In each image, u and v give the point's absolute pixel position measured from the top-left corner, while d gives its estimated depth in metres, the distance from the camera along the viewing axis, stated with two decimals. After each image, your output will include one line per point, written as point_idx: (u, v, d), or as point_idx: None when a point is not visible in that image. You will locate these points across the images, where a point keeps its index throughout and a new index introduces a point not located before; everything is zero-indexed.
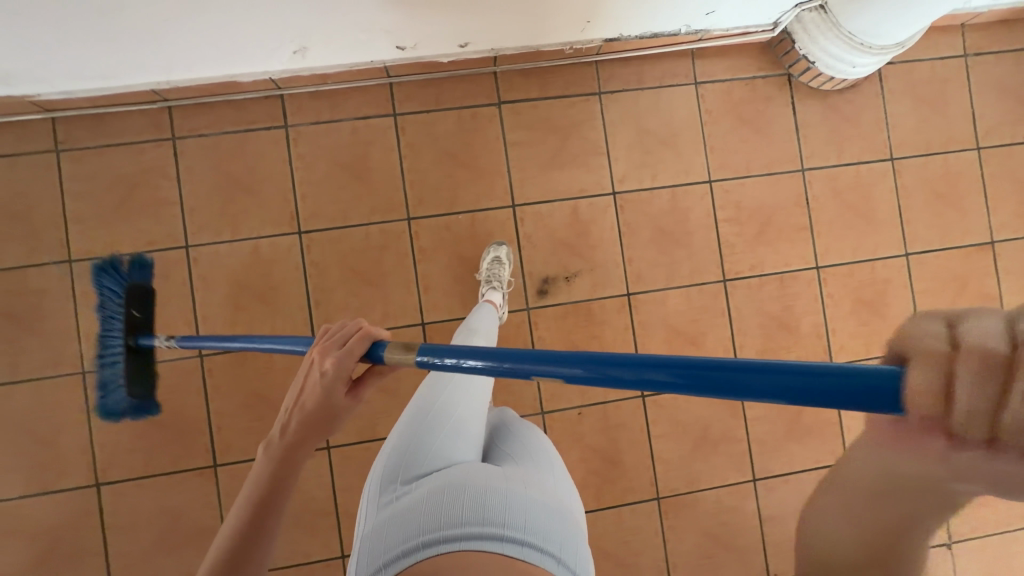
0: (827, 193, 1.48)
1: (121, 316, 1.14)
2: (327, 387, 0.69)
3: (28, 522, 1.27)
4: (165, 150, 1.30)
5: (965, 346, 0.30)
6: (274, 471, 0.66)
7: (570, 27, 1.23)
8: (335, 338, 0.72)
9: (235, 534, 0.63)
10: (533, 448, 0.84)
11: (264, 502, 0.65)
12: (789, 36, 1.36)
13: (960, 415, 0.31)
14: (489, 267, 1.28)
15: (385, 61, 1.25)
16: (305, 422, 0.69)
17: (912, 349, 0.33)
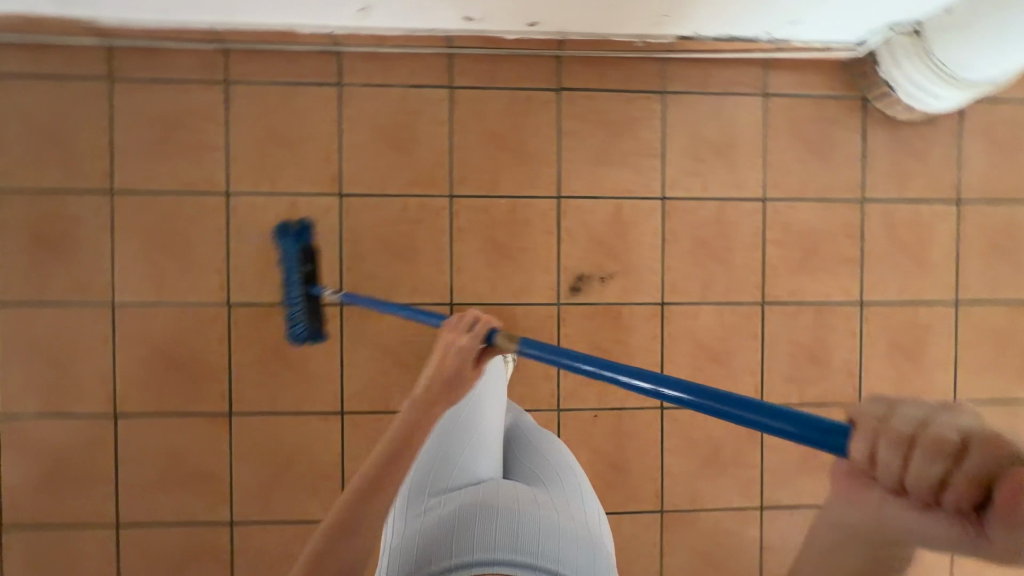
0: (884, 228, 1.40)
1: (296, 271, 1.24)
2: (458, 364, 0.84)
3: (38, 444, 1.26)
4: (214, 92, 1.26)
5: (890, 423, 0.39)
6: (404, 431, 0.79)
7: (645, 19, 1.17)
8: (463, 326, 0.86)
9: (366, 479, 0.75)
10: (552, 469, 0.94)
11: (393, 458, 0.76)
12: (873, 57, 1.30)
13: (883, 473, 0.40)
14: None
15: (449, 31, 1.22)
16: (439, 393, 0.83)
17: (856, 419, 0.42)
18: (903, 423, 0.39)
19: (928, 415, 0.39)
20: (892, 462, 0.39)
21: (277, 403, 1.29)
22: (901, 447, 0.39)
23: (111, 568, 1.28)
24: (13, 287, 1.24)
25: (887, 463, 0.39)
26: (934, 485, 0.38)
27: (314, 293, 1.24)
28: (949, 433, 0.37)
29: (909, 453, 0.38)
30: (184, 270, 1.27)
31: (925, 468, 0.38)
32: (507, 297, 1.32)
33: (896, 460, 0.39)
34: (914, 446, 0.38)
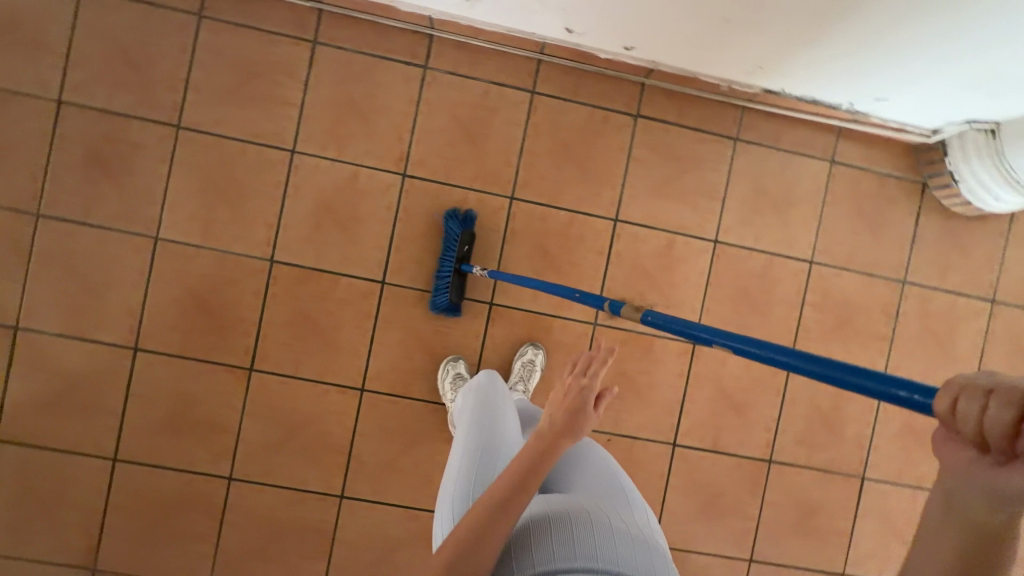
0: (919, 311, 1.43)
1: (455, 250, 1.25)
2: (581, 402, 0.67)
3: (51, 362, 1.24)
4: (300, 50, 1.26)
5: (992, 387, 0.36)
6: (521, 478, 0.63)
7: (739, 67, 1.18)
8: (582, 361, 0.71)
9: (470, 534, 0.61)
10: (600, 468, 0.87)
11: (502, 508, 0.62)
12: (943, 147, 1.32)
13: (976, 427, 0.36)
14: (451, 385, 1.22)
15: (545, 38, 1.22)
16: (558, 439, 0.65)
17: (958, 388, 0.37)
18: (991, 379, 0.36)
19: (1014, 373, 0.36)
20: (972, 413, 0.36)
21: (299, 367, 1.28)
22: (979, 397, 0.36)
23: (98, 501, 1.25)
24: (61, 200, 1.23)
25: (966, 412, 0.37)
26: (1011, 434, 0.35)
27: (465, 270, 1.24)
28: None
29: (988, 403, 0.36)
30: (235, 218, 1.26)
31: (1002, 417, 0.35)
32: (545, 307, 1.32)
33: (980, 413, 0.36)
34: (990, 395, 0.35)
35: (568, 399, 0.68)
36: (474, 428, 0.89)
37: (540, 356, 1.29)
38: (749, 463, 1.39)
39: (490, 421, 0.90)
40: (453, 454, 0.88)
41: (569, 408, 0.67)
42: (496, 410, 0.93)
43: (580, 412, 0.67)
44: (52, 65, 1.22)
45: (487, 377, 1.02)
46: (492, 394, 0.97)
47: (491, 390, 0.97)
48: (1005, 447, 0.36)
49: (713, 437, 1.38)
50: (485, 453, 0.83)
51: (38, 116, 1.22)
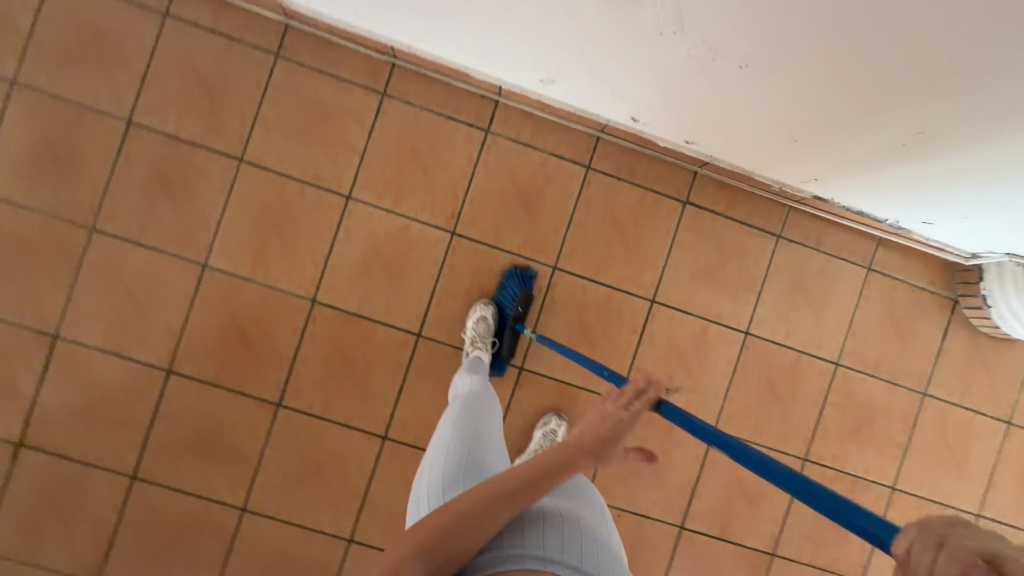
0: (936, 424, 1.45)
1: (510, 308, 1.28)
2: (614, 434, 0.61)
3: (89, 372, 1.26)
4: (370, 100, 1.29)
5: (949, 540, 0.33)
6: (533, 474, 0.59)
7: (794, 175, 1.20)
8: (628, 399, 0.62)
9: (466, 513, 0.57)
10: (586, 483, 0.84)
11: (510, 497, 0.58)
12: (980, 271, 1.35)
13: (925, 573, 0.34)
14: (475, 326, 1.25)
15: (609, 120, 1.24)
16: (580, 451, 0.60)
17: (919, 530, 0.35)
18: (948, 530, 0.34)
19: (980, 533, 0.33)
20: (923, 561, 0.34)
21: (327, 408, 1.30)
22: (931, 547, 0.34)
23: (112, 515, 1.27)
24: (119, 218, 1.26)
25: (918, 561, 0.34)
26: None
27: (517, 329, 1.28)
28: (979, 548, 0.32)
29: (941, 557, 0.33)
30: (284, 254, 1.29)
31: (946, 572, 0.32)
32: (574, 377, 1.34)
33: (927, 562, 0.34)
34: (941, 547, 0.33)
35: (602, 425, 0.61)
36: (468, 420, 0.88)
37: (562, 429, 1.29)
38: (752, 553, 1.40)
39: (482, 418, 0.90)
40: (444, 436, 0.86)
41: (600, 431, 0.61)
42: (486, 409, 0.93)
43: (611, 441, 0.60)
44: (129, 85, 1.25)
45: (482, 382, 1.02)
46: (486, 395, 0.97)
47: (486, 392, 0.98)
48: None
49: (721, 523, 1.39)
50: (473, 448, 0.83)
51: (108, 134, 1.26)
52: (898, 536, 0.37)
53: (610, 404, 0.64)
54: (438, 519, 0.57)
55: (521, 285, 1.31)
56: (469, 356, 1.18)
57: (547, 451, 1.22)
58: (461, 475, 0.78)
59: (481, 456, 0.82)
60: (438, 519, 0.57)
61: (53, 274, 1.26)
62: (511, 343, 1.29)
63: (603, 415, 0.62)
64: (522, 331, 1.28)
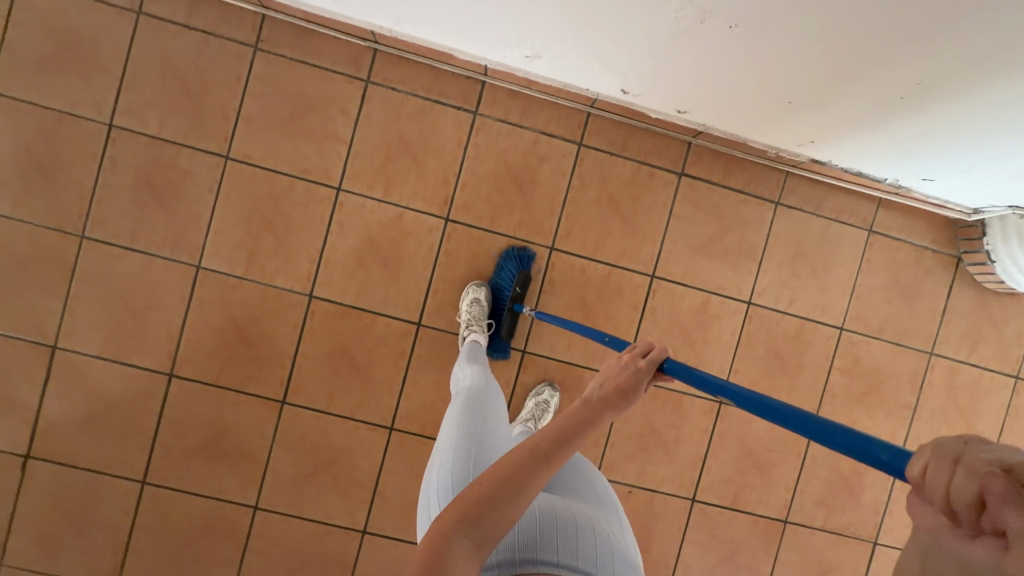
0: (944, 383, 1.44)
1: (508, 289, 1.27)
2: (635, 385, 0.57)
3: (91, 381, 1.26)
4: (354, 88, 1.26)
5: (969, 456, 0.30)
6: (561, 431, 0.55)
7: (790, 139, 1.18)
8: (641, 350, 0.60)
9: (496, 481, 0.52)
10: (597, 480, 0.85)
11: (546, 460, 0.54)
12: (983, 227, 1.33)
13: (946, 492, 0.31)
14: (469, 310, 1.25)
15: (599, 95, 1.21)
16: (605, 405, 0.56)
17: (931, 448, 0.33)
18: (962, 445, 0.32)
19: (996, 447, 0.31)
20: (939, 481, 0.31)
21: (332, 402, 1.29)
22: (946, 465, 0.31)
23: (125, 521, 1.27)
24: (107, 224, 1.25)
25: (934, 480, 0.32)
26: (979, 514, 0.29)
27: (516, 310, 1.27)
28: (995, 458, 0.29)
29: (956, 473, 0.31)
30: (278, 251, 1.27)
31: (968, 488, 0.29)
32: (578, 358, 1.33)
33: (944, 482, 0.31)
34: (958, 463, 0.31)
35: (621, 376, 0.58)
36: (473, 417, 0.87)
37: (555, 399, 1.29)
38: (765, 522, 1.40)
39: (486, 417, 0.88)
40: (453, 431, 0.84)
41: (620, 383, 0.57)
42: (490, 409, 0.91)
43: (632, 394, 0.56)
44: (107, 87, 1.23)
45: (483, 373, 1.03)
46: (489, 391, 0.96)
47: (489, 387, 0.97)
48: (978, 528, 0.29)
49: (733, 494, 1.39)
50: (479, 444, 0.82)
51: (89, 138, 1.23)
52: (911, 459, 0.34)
53: (627, 355, 0.60)
54: (467, 494, 0.52)
55: (518, 265, 1.29)
56: (465, 339, 1.19)
57: (537, 420, 1.22)
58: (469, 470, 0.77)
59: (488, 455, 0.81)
60: (469, 494, 0.52)
61: (45, 284, 1.25)
62: (512, 323, 1.27)
63: (620, 365, 0.59)
64: (521, 312, 1.27)
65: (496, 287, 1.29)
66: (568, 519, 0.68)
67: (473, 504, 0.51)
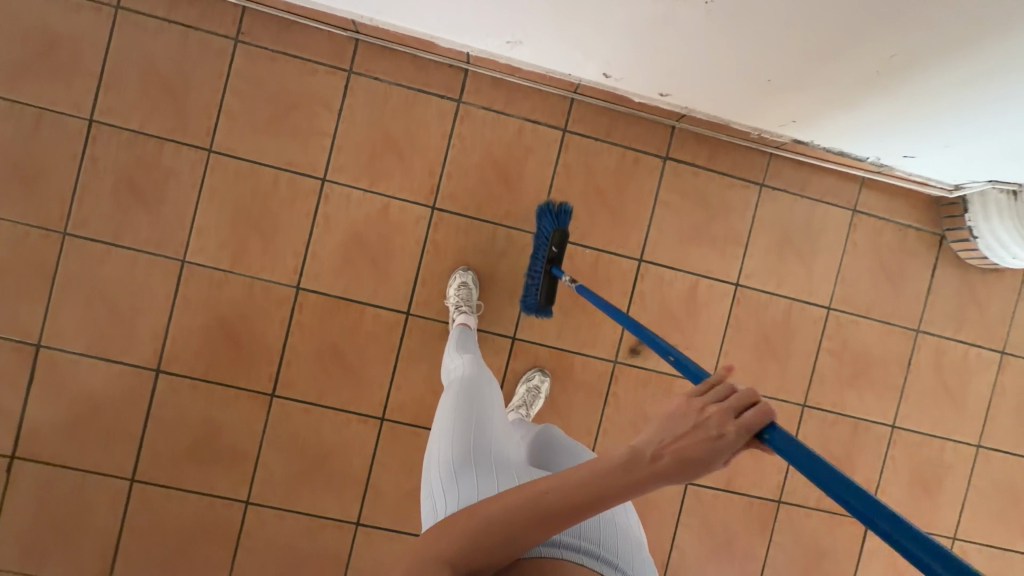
0: (931, 362, 1.45)
1: (544, 251, 1.21)
2: (708, 460, 0.48)
3: (77, 381, 1.24)
4: (337, 80, 1.26)
5: None
6: (581, 493, 0.51)
7: (771, 119, 1.19)
8: (729, 405, 0.50)
9: (495, 527, 0.52)
10: None
11: (546, 521, 0.51)
12: (963, 204, 1.35)
13: None
14: (457, 293, 1.25)
15: (581, 79, 1.22)
16: (650, 476, 0.49)
17: None
18: None
19: None
20: None
21: (323, 396, 1.29)
22: None
23: (115, 521, 1.26)
24: (90, 222, 1.24)
25: None
26: None
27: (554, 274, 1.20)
28: None
29: None
30: (265, 246, 1.27)
31: None
32: (568, 344, 1.34)
33: None
34: None
35: (690, 440, 0.49)
36: (471, 412, 0.85)
37: (545, 383, 1.30)
38: (760, 504, 1.40)
39: (484, 409, 0.87)
40: (452, 427, 0.82)
41: (683, 452, 0.48)
42: (486, 401, 0.89)
43: (696, 470, 0.48)
44: (87, 85, 1.22)
45: (476, 362, 1.01)
46: (485, 379, 0.95)
47: (485, 375, 0.97)
48: None
49: (726, 477, 1.40)
50: (480, 431, 0.82)
51: (71, 136, 1.23)
52: None
53: (712, 411, 0.49)
54: (456, 528, 0.53)
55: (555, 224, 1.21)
56: (454, 324, 1.18)
57: (529, 407, 1.23)
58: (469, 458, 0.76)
59: (487, 441, 0.81)
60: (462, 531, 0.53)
61: (29, 285, 1.23)
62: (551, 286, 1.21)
63: (693, 425, 0.49)
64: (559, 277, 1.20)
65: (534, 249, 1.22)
66: None
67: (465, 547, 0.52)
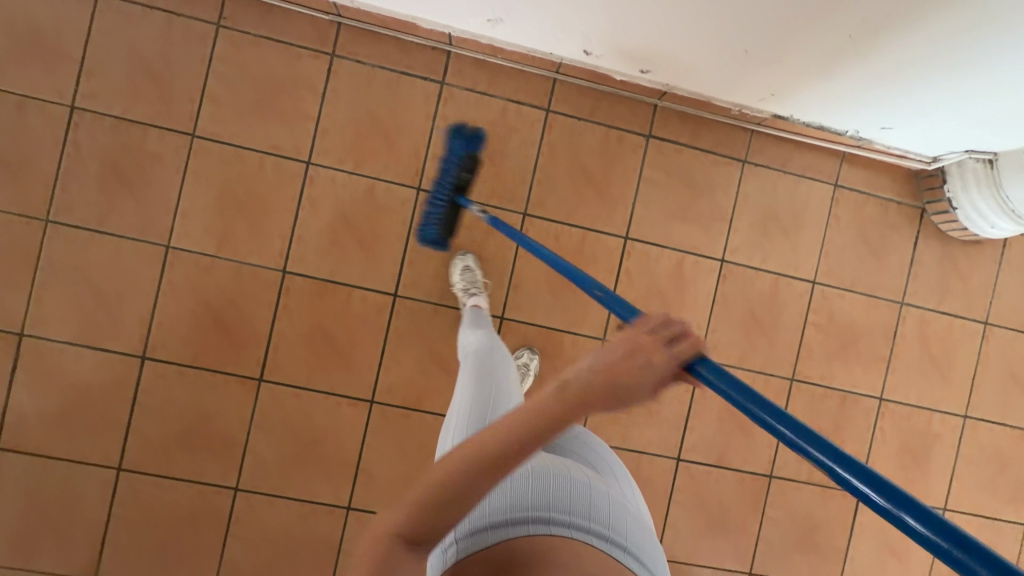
0: (916, 334, 1.47)
1: (452, 177, 1.13)
2: (634, 385, 0.47)
3: (61, 369, 1.23)
4: (320, 64, 1.26)
5: None
6: (517, 441, 0.47)
7: (751, 93, 1.21)
8: (666, 334, 0.50)
9: (438, 493, 0.48)
10: (608, 457, 0.86)
11: (491, 469, 0.47)
12: (941, 176, 1.37)
13: None
14: (462, 276, 1.26)
15: (563, 58, 1.23)
16: (581, 409, 0.46)
17: None
18: None
19: None
20: None
21: (311, 379, 1.28)
22: None
23: (102, 511, 1.24)
24: (73, 208, 1.23)
25: None
26: None
27: (460, 203, 1.15)
28: None
29: None
30: (250, 229, 1.26)
31: None
32: (557, 322, 1.34)
33: None
34: None
35: (621, 370, 0.47)
36: (487, 390, 0.84)
37: (535, 361, 1.30)
38: (752, 479, 1.41)
39: (499, 391, 0.86)
40: (469, 404, 0.83)
41: (612, 378, 0.47)
42: (501, 381, 0.89)
43: (625, 398, 0.47)
44: (68, 71, 1.22)
45: (495, 342, 0.99)
46: (502, 361, 0.93)
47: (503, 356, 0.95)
48: None
49: (718, 453, 1.40)
50: (495, 412, 0.81)
51: (52, 122, 1.22)
52: None
53: (642, 339, 0.49)
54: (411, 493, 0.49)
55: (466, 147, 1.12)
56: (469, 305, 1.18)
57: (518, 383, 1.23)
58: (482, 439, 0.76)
59: (502, 422, 0.80)
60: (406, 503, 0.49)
61: (12, 273, 1.22)
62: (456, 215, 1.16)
63: (625, 352, 0.48)
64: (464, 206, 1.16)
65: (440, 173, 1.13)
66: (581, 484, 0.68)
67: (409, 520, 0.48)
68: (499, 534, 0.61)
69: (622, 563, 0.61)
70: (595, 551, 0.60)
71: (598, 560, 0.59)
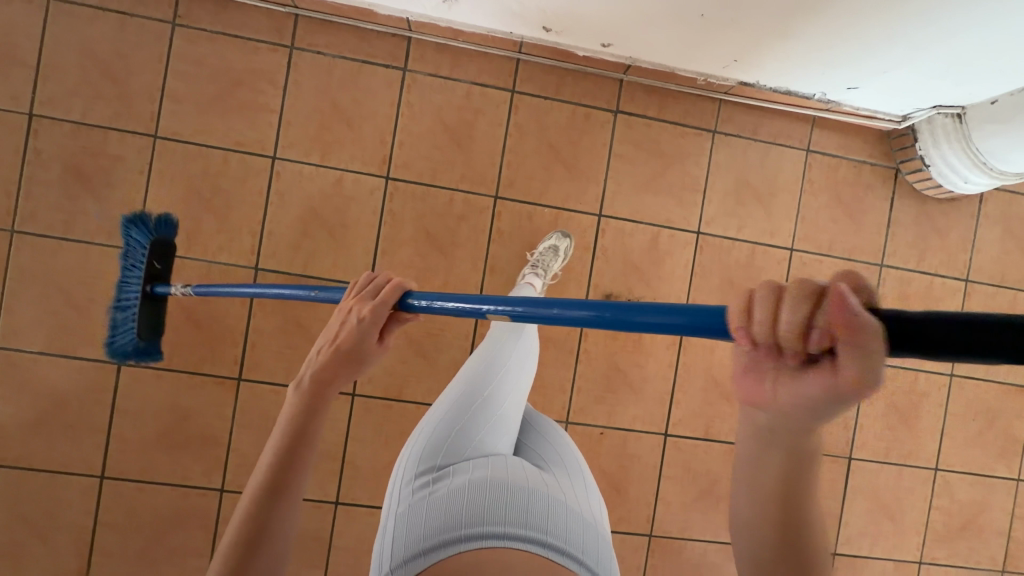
0: (897, 295, 1.46)
1: (141, 266, 1.16)
2: (358, 337, 0.67)
3: (37, 379, 1.22)
4: (279, 57, 1.25)
5: (793, 289, 0.39)
6: (295, 428, 0.62)
7: (715, 61, 1.20)
8: (371, 291, 0.71)
9: (251, 521, 0.57)
10: (569, 454, 0.90)
11: (299, 443, 0.62)
12: (913, 134, 1.36)
13: (788, 334, 0.39)
14: (542, 254, 1.28)
15: (523, 37, 1.22)
16: (326, 369, 0.65)
17: (754, 300, 0.41)
18: (780, 288, 0.40)
19: (791, 283, 0.39)
20: (781, 323, 0.39)
21: (290, 375, 1.27)
22: (773, 308, 0.39)
23: (88, 520, 1.24)
24: (38, 216, 1.22)
25: (772, 324, 0.39)
26: (808, 339, 0.38)
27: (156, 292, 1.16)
28: (807, 287, 0.38)
29: (782, 311, 0.39)
30: (219, 227, 1.25)
31: (793, 318, 0.38)
32: None
33: (769, 317, 0.40)
34: (783, 301, 0.39)
35: (347, 330, 0.68)
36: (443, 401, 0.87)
37: None
38: None
39: (468, 403, 0.86)
40: (423, 423, 0.87)
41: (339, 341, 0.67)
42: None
43: (352, 347, 0.67)
44: (24, 78, 1.21)
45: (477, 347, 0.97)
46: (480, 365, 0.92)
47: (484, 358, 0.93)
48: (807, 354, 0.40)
49: (705, 425, 1.40)
50: (457, 428, 0.83)
51: (12, 131, 1.21)
52: (736, 308, 0.42)
53: (353, 304, 0.70)
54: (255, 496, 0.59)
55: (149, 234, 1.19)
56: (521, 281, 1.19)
57: None
58: (438, 456, 0.79)
59: (463, 435, 0.82)
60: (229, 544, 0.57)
61: None
62: (158, 310, 1.19)
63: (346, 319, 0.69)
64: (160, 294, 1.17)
65: (126, 268, 1.17)
66: (523, 497, 0.73)
67: (229, 556, 0.56)
68: (432, 554, 0.66)
69: (554, 563, 0.66)
70: (526, 556, 0.66)
71: (530, 564, 0.64)
